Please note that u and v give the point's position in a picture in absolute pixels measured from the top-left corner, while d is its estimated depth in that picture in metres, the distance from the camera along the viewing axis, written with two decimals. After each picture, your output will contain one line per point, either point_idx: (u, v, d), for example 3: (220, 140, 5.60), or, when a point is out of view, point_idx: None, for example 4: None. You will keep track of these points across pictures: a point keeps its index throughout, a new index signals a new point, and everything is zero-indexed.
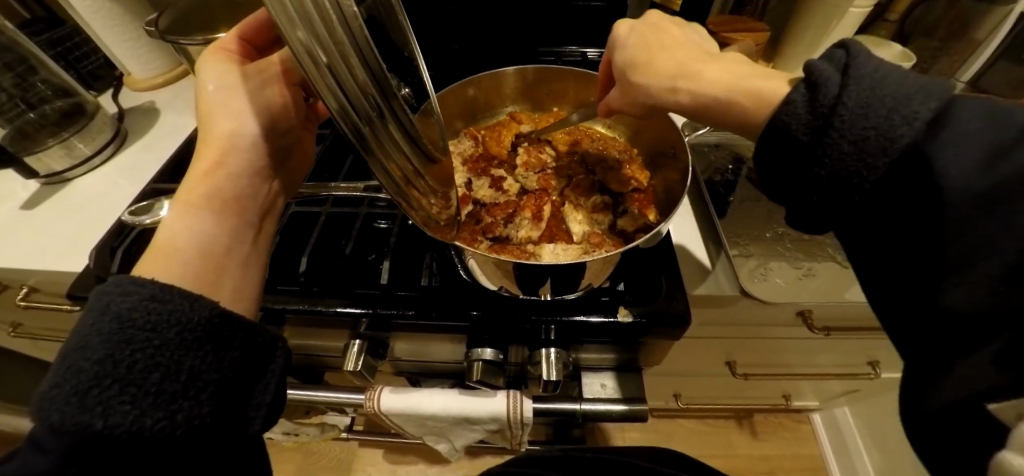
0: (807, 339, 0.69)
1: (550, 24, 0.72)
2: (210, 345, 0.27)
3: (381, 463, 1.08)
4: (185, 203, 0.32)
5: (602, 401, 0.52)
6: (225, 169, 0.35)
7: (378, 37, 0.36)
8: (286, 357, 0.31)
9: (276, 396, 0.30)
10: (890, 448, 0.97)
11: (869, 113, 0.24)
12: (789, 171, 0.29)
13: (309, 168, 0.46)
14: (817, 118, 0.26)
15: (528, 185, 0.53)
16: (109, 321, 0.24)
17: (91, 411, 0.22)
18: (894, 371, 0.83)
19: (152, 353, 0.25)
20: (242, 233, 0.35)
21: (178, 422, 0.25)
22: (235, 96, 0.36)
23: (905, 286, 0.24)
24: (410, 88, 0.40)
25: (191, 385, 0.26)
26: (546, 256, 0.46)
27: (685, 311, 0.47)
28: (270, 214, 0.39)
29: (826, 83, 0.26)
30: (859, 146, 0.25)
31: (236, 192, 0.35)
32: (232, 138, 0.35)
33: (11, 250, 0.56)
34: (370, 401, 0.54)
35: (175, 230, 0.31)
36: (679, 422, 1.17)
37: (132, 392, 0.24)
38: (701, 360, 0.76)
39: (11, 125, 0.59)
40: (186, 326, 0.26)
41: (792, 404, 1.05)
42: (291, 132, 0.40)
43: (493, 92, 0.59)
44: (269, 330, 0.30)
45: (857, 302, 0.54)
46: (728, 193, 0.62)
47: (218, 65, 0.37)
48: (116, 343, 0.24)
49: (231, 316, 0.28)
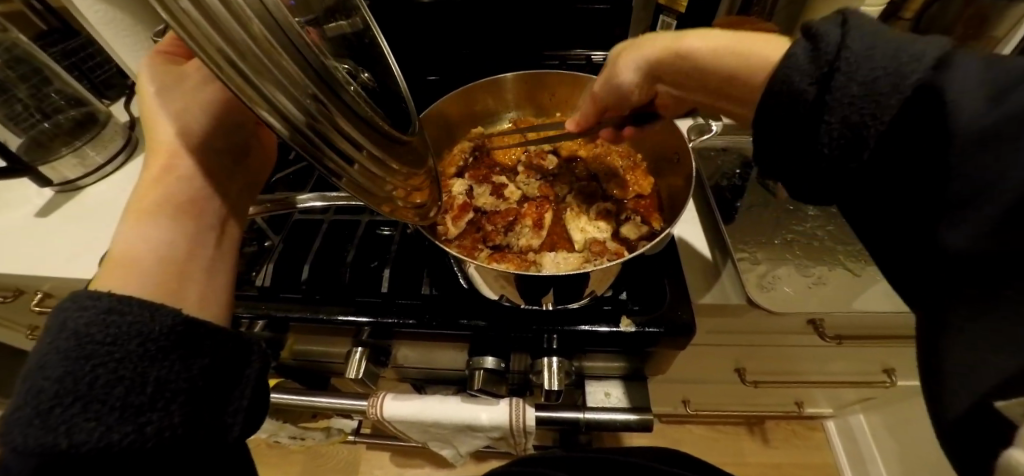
0: (818, 346, 0.67)
1: (556, 28, 0.72)
2: (177, 354, 0.25)
3: (386, 466, 1.09)
4: (138, 212, 0.30)
5: (605, 410, 0.52)
6: (176, 171, 0.32)
7: (360, 54, 0.39)
8: (262, 364, 0.29)
9: (255, 400, 0.28)
10: (908, 458, 0.94)
11: (859, 68, 0.23)
12: (791, 151, 0.27)
13: (274, 164, 0.40)
14: (823, 78, 0.25)
15: (529, 192, 0.53)
16: (67, 338, 0.23)
17: (55, 430, 0.21)
18: (910, 379, 0.81)
19: (114, 367, 0.23)
20: (204, 236, 0.32)
21: (148, 435, 0.23)
22: (170, 94, 0.33)
23: (916, 241, 0.22)
24: (372, 75, 0.39)
25: (159, 396, 0.24)
26: (547, 265, 0.45)
27: (690, 319, 0.46)
28: (240, 215, 0.36)
29: (826, 32, 0.25)
30: (868, 88, 0.23)
31: (192, 194, 0.32)
32: (180, 139, 0.32)
33: (24, 256, 0.57)
34: (372, 407, 0.54)
35: (130, 240, 0.29)
36: (689, 429, 1.15)
37: (96, 408, 0.22)
38: (710, 366, 0.74)
39: (27, 135, 0.61)
40: (148, 337, 0.24)
41: (804, 412, 1.03)
42: (245, 126, 0.36)
43: (493, 99, 0.59)
44: (243, 332, 0.29)
45: (868, 312, 0.52)
46: (736, 199, 0.61)
47: (156, 67, 0.33)
48: (74, 359, 0.23)
49: (198, 322, 0.26)
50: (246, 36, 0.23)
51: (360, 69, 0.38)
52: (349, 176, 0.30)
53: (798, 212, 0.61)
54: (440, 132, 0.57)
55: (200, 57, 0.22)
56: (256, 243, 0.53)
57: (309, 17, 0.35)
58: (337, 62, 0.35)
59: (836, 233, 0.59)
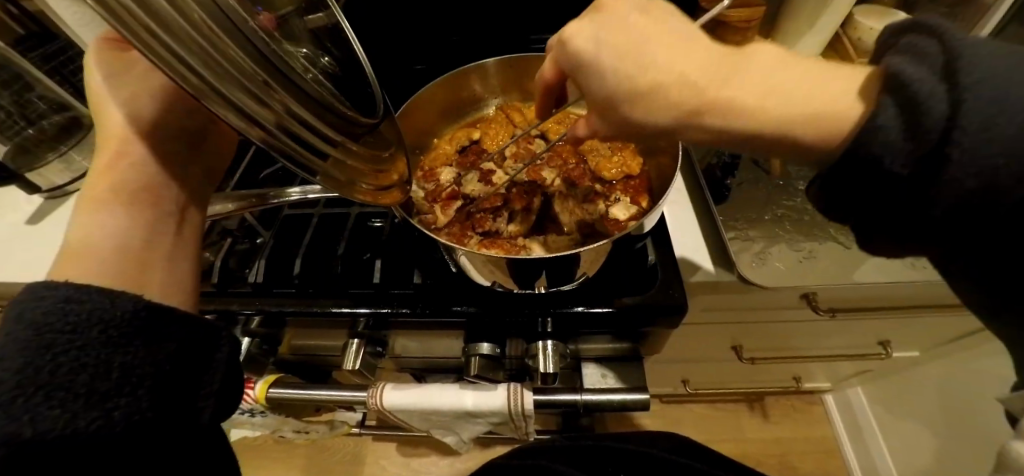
0: (813, 321, 0.68)
1: (544, 12, 0.71)
2: (140, 340, 0.25)
3: (392, 455, 1.11)
4: (91, 201, 0.30)
5: (603, 391, 0.52)
6: (127, 158, 0.31)
7: (332, 37, 0.39)
8: (232, 348, 0.30)
9: (225, 384, 0.29)
10: (906, 428, 0.96)
11: (986, 147, 0.20)
12: (859, 200, 0.25)
13: (234, 152, 0.40)
14: (929, 152, 0.22)
15: (517, 177, 0.53)
16: (24, 329, 0.23)
17: (18, 419, 0.20)
18: (906, 350, 0.82)
19: (76, 355, 0.23)
20: (164, 224, 0.32)
21: (116, 420, 0.23)
22: (125, 83, 0.32)
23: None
24: (332, 58, 0.39)
25: (125, 382, 0.24)
26: (537, 248, 0.46)
27: (682, 298, 0.46)
28: (198, 204, 0.35)
29: (933, 99, 0.21)
30: (990, 170, 0.20)
31: (149, 181, 0.32)
32: (130, 126, 0.32)
33: (16, 262, 0.58)
34: (373, 398, 0.55)
35: (85, 230, 0.29)
36: (689, 408, 1.17)
37: (60, 396, 0.22)
38: (707, 345, 0.75)
39: (12, 142, 0.60)
40: (110, 323, 0.25)
41: (802, 387, 1.04)
42: (201, 113, 0.35)
43: (478, 84, 0.59)
44: (212, 321, 0.29)
45: (862, 285, 0.53)
46: (726, 177, 0.61)
47: (106, 52, 0.32)
48: (34, 349, 0.22)
49: (161, 307, 0.27)
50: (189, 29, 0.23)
51: (320, 54, 0.39)
52: (323, 169, 0.30)
53: (789, 188, 0.61)
54: (424, 120, 0.57)
55: (145, 54, 0.20)
56: (248, 240, 0.53)
57: (277, 15, 0.37)
58: (293, 47, 0.37)
59: None
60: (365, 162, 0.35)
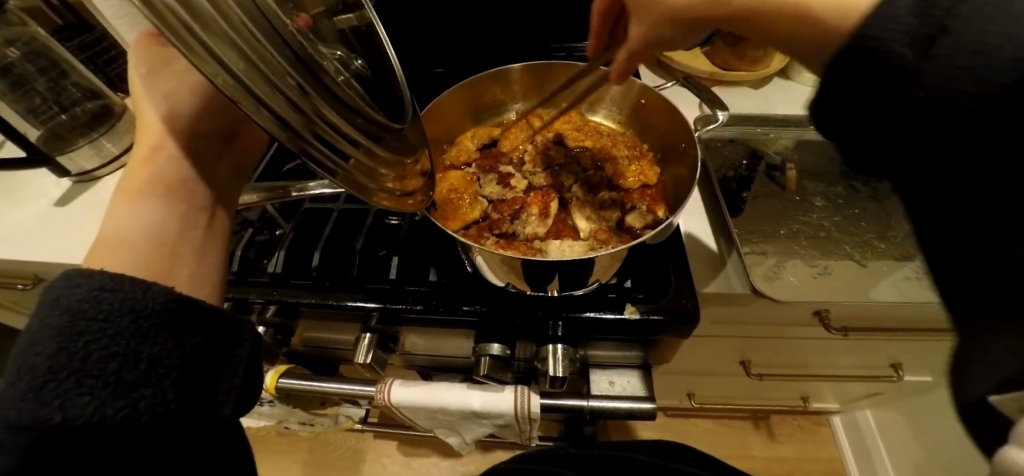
0: (825, 339, 0.67)
1: (564, 20, 0.72)
2: (168, 331, 0.25)
3: (394, 454, 1.11)
4: (130, 193, 0.31)
5: (611, 399, 0.52)
6: (162, 153, 0.32)
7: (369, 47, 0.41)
8: (254, 343, 0.30)
9: (246, 379, 0.28)
10: (916, 454, 0.94)
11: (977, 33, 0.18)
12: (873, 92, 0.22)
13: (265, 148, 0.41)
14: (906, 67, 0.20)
15: (535, 181, 0.53)
16: (60, 315, 0.23)
17: (48, 405, 0.21)
18: (919, 373, 0.80)
19: (107, 343, 0.23)
20: (194, 218, 0.32)
21: (141, 410, 0.23)
22: (158, 80, 0.32)
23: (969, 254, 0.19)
24: (364, 60, 0.40)
25: (152, 373, 0.24)
26: (553, 252, 0.46)
27: (693, 307, 0.46)
28: (230, 197, 0.36)
29: None
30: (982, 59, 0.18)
31: (181, 176, 0.33)
32: (167, 121, 0.33)
33: (38, 246, 0.59)
34: (381, 393, 0.55)
35: (121, 219, 0.30)
36: (693, 422, 1.15)
37: (90, 383, 0.22)
38: (714, 359, 0.75)
39: (45, 127, 0.61)
40: (140, 313, 0.24)
41: (810, 406, 1.02)
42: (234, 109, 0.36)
43: (503, 88, 0.60)
44: (234, 313, 0.29)
45: (880, 303, 0.52)
46: (742, 190, 0.61)
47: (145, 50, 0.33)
48: (67, 336, 0.23)
49: (190, 301, 0.26)
50: (232, 30, 0.24)
51: (353, 56, 0.40)
52: (344, 170, 0.31)
53: (804, 203, 0.61)
54: (448, 120, 0.58)
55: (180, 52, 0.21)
56: (268, 232, 0.54)
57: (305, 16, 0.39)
58: (329, 50, 0.38)
59: (844, 225, 0.58)
60: (399, 166, 0.36)
